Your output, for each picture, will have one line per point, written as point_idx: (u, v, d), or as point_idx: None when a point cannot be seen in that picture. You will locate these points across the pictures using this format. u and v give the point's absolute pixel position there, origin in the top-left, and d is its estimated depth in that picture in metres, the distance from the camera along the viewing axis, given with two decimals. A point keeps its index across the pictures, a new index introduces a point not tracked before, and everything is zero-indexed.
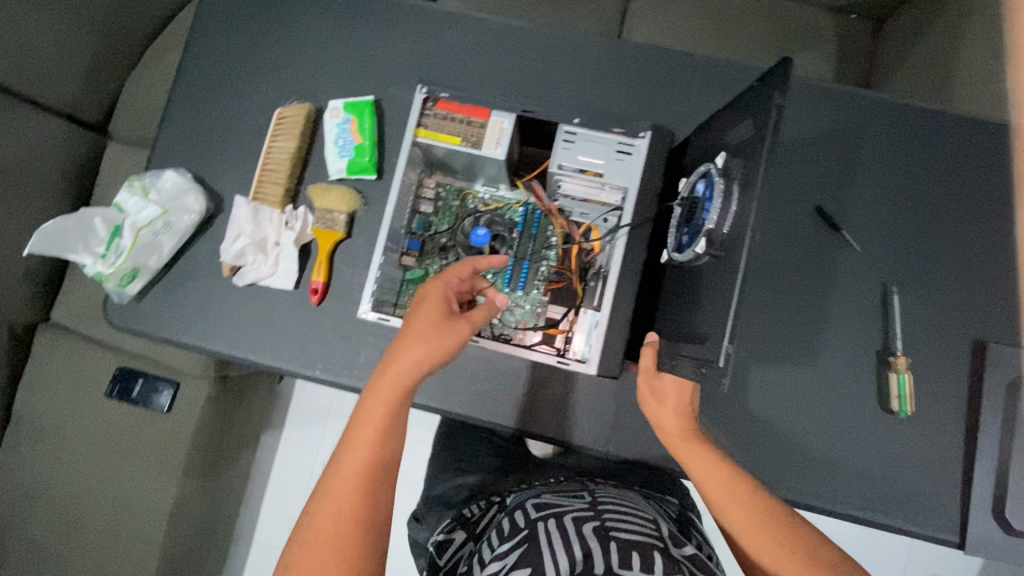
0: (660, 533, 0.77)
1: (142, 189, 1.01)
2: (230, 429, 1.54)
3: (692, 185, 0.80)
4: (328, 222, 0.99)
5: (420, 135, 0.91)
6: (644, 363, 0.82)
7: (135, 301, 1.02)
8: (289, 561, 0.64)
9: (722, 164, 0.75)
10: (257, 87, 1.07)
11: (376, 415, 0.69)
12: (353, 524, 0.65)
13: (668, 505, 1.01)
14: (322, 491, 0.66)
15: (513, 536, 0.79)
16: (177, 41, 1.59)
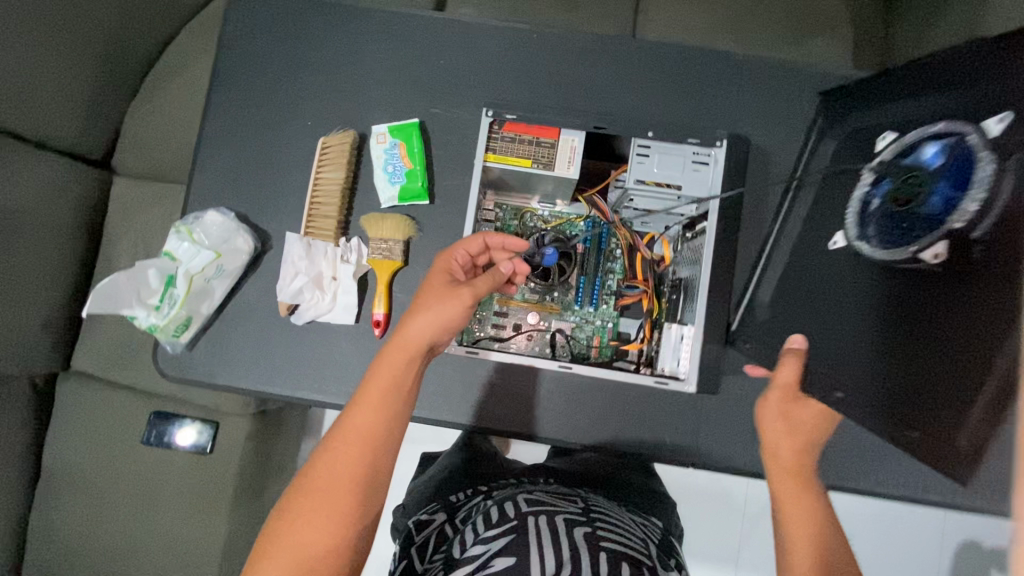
0: (648, 555, 0.76)
1: (188, 233, 0.96)
2: (270, 466, 1.45)
3: (916, 150, 0.68)
4: (385, 252, 0.96)
5: (489, 159, 0.89)
6: (785, 376, 0.80)
7: (189, 350, 0.98)
8: (285, 509, 0.67)
9: (992, 135, 0.59)
10: (296, 116, 1.03)
11: (382, 379, 0.73)
12: (349, 484, 0.68)
13: (653, 526, 0.94)
14: (326, 447, 0.69)
15: (500, 522, 0.76)
16: (183, 63, 1.42)
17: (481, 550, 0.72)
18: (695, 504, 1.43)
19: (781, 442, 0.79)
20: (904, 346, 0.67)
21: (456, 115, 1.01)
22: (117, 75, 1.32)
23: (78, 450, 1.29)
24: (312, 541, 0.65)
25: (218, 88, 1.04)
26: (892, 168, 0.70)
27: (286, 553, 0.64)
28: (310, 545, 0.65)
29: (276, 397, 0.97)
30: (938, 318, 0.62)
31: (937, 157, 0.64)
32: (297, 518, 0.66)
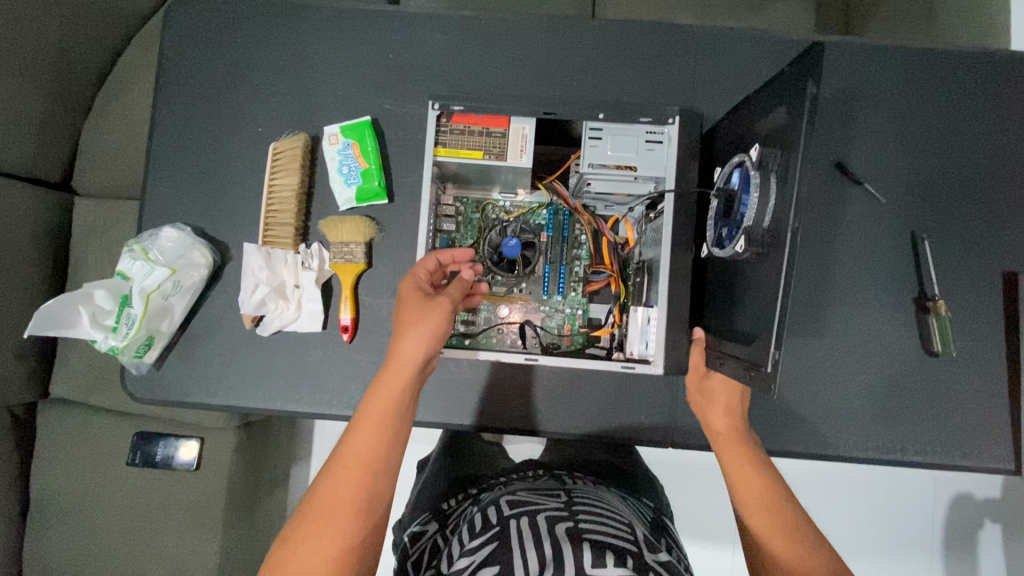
0: (635, 538, 0.73)
1: (143, 252, 0.94)
2: (261, 478, 1.44)
3: (727, 176, 0.79)
4: (346, 255, 0.94)
5: (439, 153, 0.87)
6: (693, 361, 0.84)
7: (155, 369, 0.97)
8: (287, 536, 0.62)
9: (756, 155, 0.72)
10: (246, 123, 1.00)
11: (382, 396, 0.68)
12: (355, 508, 0.63)
13: (643, 507, 0.95)
14: (327, 470, 0.65)
15: (482, 531, 0.76)
16: (132, 73, 1.31)
17: (467, 562, 0.70)
18: (688, 483, 1.42)
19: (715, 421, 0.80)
20: (745, 318, 0.73)
21: (409, 110, 0.98)
22: (66, 90, 1.23)
23: (62, 480, 1.27)
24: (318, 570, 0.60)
25: (163, 101, 1.01)
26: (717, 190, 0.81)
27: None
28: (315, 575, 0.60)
29: (251, 411, 0.96)
30: (751, 298, 0.71)
31: (737, 179, 0.75)
32: (300, 547, 0.61)
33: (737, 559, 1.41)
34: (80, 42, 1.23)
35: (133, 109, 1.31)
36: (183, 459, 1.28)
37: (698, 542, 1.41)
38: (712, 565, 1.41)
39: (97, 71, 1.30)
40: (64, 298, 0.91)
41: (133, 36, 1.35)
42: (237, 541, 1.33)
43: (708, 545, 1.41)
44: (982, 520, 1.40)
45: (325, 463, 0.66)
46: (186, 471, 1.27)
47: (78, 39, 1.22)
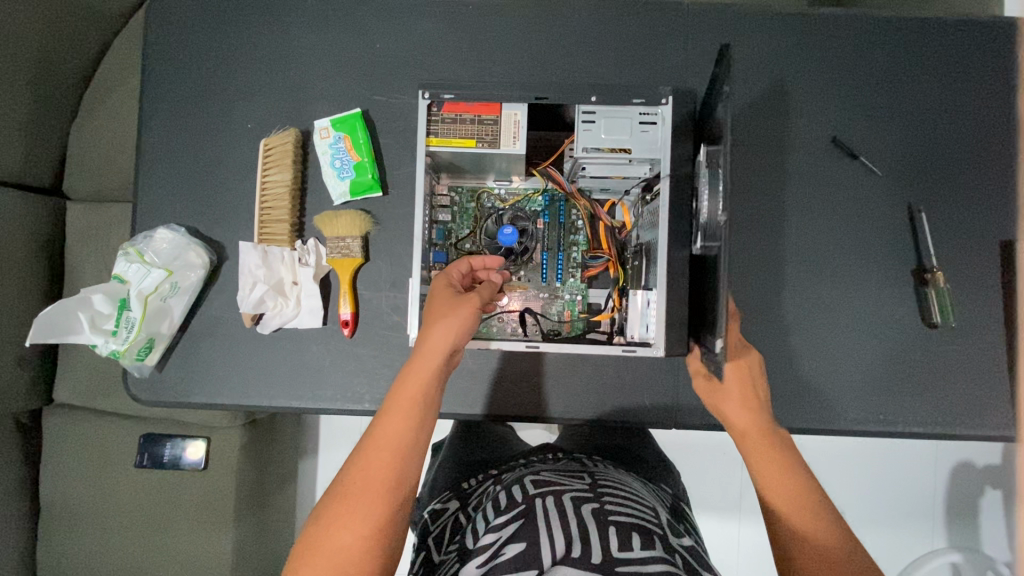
0: (659, 522, 0.74)
1: (139, 254, 0.94)
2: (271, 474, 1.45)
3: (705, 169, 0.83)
4: (343, 250, 0.94)
5: (431, 143, 0.86)
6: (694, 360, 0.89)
7: (157, 371, 0.97)
8: (320, 515, 0.62)
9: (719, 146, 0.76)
10: (235, 120, 0.99)
11: (412, 382, 0.69)
12: (386, 489, 0.62)
13: (663, 492, 0.93)
14: (358, 453, 0.65)
15: (508, 508, 0.76)
16: (117, 74, 1.30)
17: (494, 537, 0.71)
18: (691, 462, 1.43)
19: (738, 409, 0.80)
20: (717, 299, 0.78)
21: (400, 101, 0.97)
22: (52, 92, 1.22)
23: (72, 483, 1.28)
24: (349, 548, 0.60)
25: (151, 101, 1.00)
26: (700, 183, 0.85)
27: (324, 561, 0.59)
28: (346, 553, 0.59)
29: (255, 407, 0.97)
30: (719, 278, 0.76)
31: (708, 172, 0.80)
32: (333, 525, 0.61)
33: (743, 535, 1.42)
34: (62, 44, 1.21)
35: (119, 112, 1.29)
36: (188, 460, 1.29)
37: (704, 520, 1.43)
38: (717, 540, 1.43)
39: (82, 73, 1.29)
40: (60, 305, 0.91)
41: (116, 35, 1.32)
42: (249, 536, 1.34)
43: (713, 521, 1.42)
44: (983, 487, 1.42)
45: (355, 447, 0.66)
46: (194, 471, 1.28)
47: (59, 41, 1.19)
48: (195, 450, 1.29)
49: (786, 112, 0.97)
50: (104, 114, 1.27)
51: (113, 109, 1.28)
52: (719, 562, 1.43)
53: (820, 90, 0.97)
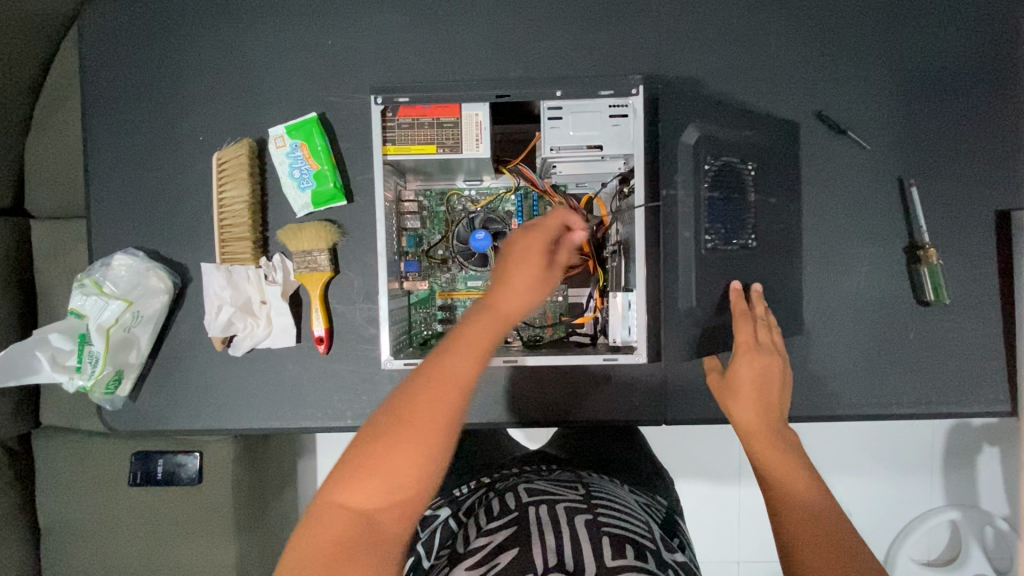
0: (652, 537, 0.72)
1: (95, 286, 0.90)
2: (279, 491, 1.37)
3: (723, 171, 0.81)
4: (310, 264, 0.90)
5: (389, 152, 0.80)
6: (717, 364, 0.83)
7: (131, 401, 0.94)
8: (374, 432, 0.51)
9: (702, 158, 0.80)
10: (186, 133, 0.93)
11: (486, 316, 0.55)
12: (451, 433, 0.51)
13: (657, 505, 0.90)
14: (422, 380, 0.52)
15: (502, 515, 0.74)
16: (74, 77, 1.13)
17: (486, 542, 0.69)
18: (687, 454, 1.35)
19: (750, 400, 0.76)
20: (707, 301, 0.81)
21: (358, 101, 0.91)
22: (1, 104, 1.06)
23: (64, 510, 1.20)
24: (403, 481, 0.50)
25: (97, 118, 0.94)
26: (734, 183, 0.82)
27: (373, 485, 0.50)
28: (401, 482, 0.50)
29: (235, 430, 0.94)
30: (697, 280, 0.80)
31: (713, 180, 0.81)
32: (389, 451, 0.50)
33: (744, 515, 1.36)
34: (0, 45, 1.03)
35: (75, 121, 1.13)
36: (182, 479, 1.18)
37: (708, 504, 1.36)
38: (718, 519, 1.36)
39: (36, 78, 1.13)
40: (18, 347, 0.88)
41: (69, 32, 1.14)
42: (252, 556, 1.25)
43: (718, 508, 1.36)
44: (980, 445, 1.40)
45: (414, 369, 0.53)
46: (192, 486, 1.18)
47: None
48: (191, 466, 1.18)
49: (772, 87, 0.91)
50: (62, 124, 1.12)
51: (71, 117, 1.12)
52: (717, 543, 1.37)
53: (805, 62, 0.91)
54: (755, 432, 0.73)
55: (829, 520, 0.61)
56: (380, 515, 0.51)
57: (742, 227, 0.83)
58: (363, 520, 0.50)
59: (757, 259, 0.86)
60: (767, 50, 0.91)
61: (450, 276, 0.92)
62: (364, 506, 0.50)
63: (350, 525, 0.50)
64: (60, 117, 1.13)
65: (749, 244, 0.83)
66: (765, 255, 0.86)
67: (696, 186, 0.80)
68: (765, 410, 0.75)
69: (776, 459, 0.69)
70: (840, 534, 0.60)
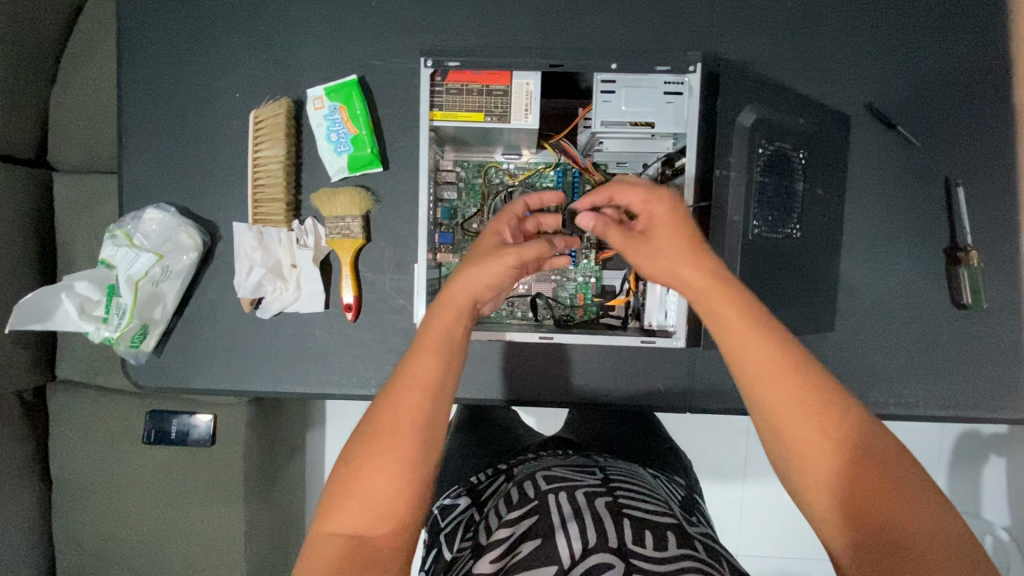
0: (673, 513, 0.70)
1: (126, 238, 0.90)
2: (290, 457, 1.37)
3: (779, 159, 0.82)
4: (342, 230, 0.88)
5: (435, 117, 0.79)
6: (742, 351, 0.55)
7: (154, 357, 0.94)
8: (348, 459, 0.54)
9: (764, 143, 0.81)
10: (222, 89, 0.91)
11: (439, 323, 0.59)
12: (424, 434, 0.54)
13: (675, 483, 0.90)
14: (385, 396, 0.56)
15: (521, 503, 0.70)
16: (104, 21, 1.10)
17: (508, 533, 0.65)
18: (699, 445, 1.34)
19: (744, 336, 0.55)
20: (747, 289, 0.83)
21: (399, 66, 0.89)
22: (25, 48, 1.04)
23: (80, 464, 1.20)
24: (385, 491, 0.52)
25: (131, 68, 0.92)
26: (792, 170, 0.83)
27: (357, 505, 0.52)
28: (382, 495, 0.52)
29: (257, 393, 0.93)
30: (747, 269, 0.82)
31: (772, 166, 0.82)
32: (364, 468, 0.53)
33: (751, 510, 1.36)
34: None
35: (102, 65, 1.10)
36: (195, 438, 1.17)
37: (716, 496, 1.36)
38: (723, 513, 1.36)
39: (62, 25, 1.11)
40: (46, 292, 0.88)
41: None
42: (261, 520, 1.26)
43: (725, 501, 1.36)
44: (987, 454, 1.36)
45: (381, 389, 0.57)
46: (205, 446, 1.17)
47: None
48: (205, 426, 1.17)
49: (824, 75, 0.89)
50: (87, 70, 1.09)
51: (98, 64, 1.10)
52: (721, 536, 1.37)
53: (859, 51, 0.89)
54: (764, 392, 0.53)
55: (871, 490, 0.50)
56: (370, 533, 0.52)
57: (788, 216, 0.84)
58: (354, 541, 0.52)
59: (799, 252, 0.85)
60: (821, 36, 0.88)
61: None
62: (353, 530, 0.52)
63: (343, 548, 0.51)
64: (84, 66, 1.10)
65: (796, 233, 0.84)
66: (803, 248, 0.85)
67: (750, 169, 0.80)
68: (767, 338, 0.55)
69: (795, 424, 0.52)
70: (890, 504, 0.49)
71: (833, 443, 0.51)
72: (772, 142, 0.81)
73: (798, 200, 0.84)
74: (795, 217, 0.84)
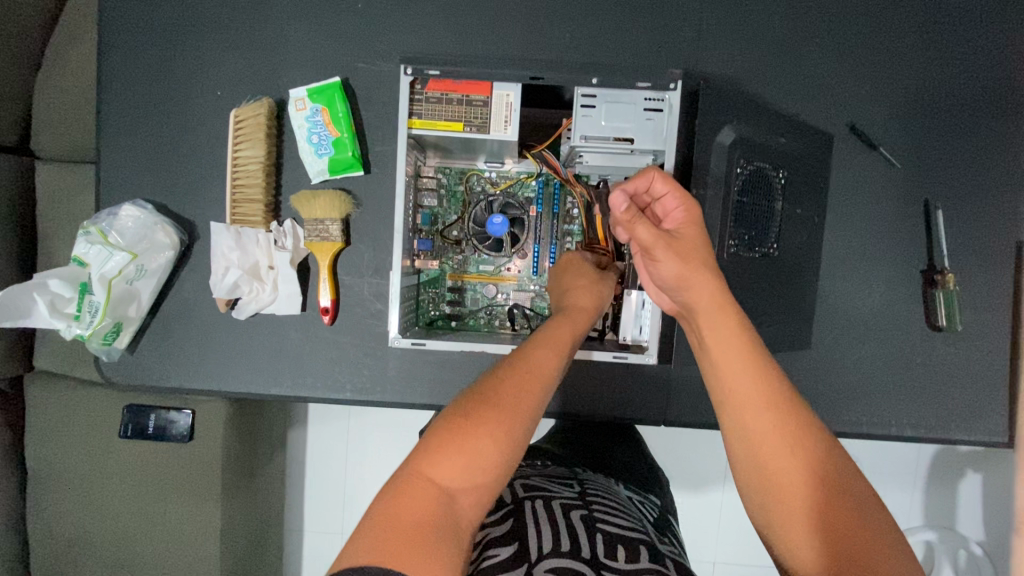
0: (646, 531, 0.69)
1: (100, 235, 0.88)
2: (268, 455, 1.35)
3: (758, 179, 0.82)
4: (321, 233, 0.88)
5: (415, 125, 0.78)
6: (722, 358, 0.58)
7: (127, 354, 0.93)
8: (462, 414, 0.55)
9: (742, 165, 0.81)
10: (205, 86, 0.90)
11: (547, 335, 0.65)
12: (527, 422, 0.57)
13: (650, 504, 0.89)
14: (502, 373, 0.59)
15: (496, 508, 0.69)
16: (90, 9, 1.09)
17: (483, 535, 0.64)
18: (677, 455, 1.35)
19: (728, 346, 0.58)
20: None
21: (383, 70, 0.88)
22: (8, 35, 1.02)
23: (53, 458, 1.19)
24: (487, 458, 0.54)
25: (112, 61, 0.91)
26: (769, 190, 0.83)
27: (460, 462, 0.53)
28: (484, 464, 0.53)
29: (231, 394, 0.93)
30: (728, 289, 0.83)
31: (752, 187, 0.82)
32: (477, 429, 0.54)
33: (726, 521, 1.37)
34: None
35: (87, 54, 1.08)
36: (170, 434, 1.16)
37: (692, 506, 1.36)
38: (698, 523, 1.37)
39: (49, 13, 1.09)
40: (17, 288, 0.87)
41: None
42: (237, 518, 1.25)
43: (700, 511, 1.36)
44: (963, 470, 1.36)
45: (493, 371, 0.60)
46: (179, 442, 1.15)
47: None
48: (180, 423, 1.16)
49: (809, 95, 0.89)
50: (71, 59, 1.08)
51: (82, 53, 1.08)
52: (696, 546, 1.38)
53: (845, 71, 0.89)
54: (742, 401, 0.55)
55: (818, 498, 0.52)
56: (459, 501, 0.52)
57: (766, 236, 0.84)
58: (445, 498, 0.52)
59: (777, 271, 0.85)
60: (807, 55, 0.88)
61: (462, 258, 0.91)
62: (447, 484, 0.52)
63: (432, 503, 0.51)
64: (69, 55, 1.08)
65: (772, 252, 0.85)
66: (781, 267, 0.86)
67: (726, 190, 0.80)
68: (755, 365, 0.57)
69: (770, 442, 0.54)
70: (843, 517, 0.51)
71: (792, 447, 0.53)
72: (750, 163, 0.81)
73: (776, 219, 0.84)
74: (772, 237, 0.84)
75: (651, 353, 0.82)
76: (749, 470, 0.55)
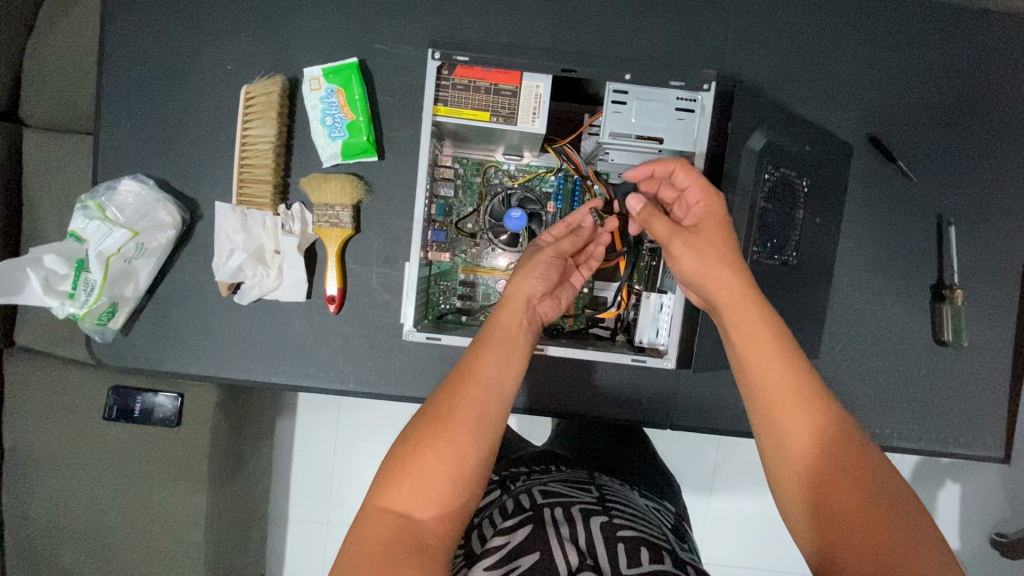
0: (668, 540, 0.68)
1: (98, 210, 0.84)
2: (257, 442, 1.32)
3: (783, 185, 0.82)
4: (331, 219, 0.84)
5: (438, 112, 0.76)
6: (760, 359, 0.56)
7: (122, 336, 0.89)
8: (407, 436, 0.54)
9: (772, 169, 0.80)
10: (213, 59, 0.86)
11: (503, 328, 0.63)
12: (478, 427, 0.55)
13: (664, 509, 0.88)
14: (450, 382, 0.58)
15: (516, 513, 0.67)
16: None
17: (503, 541, 0.61)
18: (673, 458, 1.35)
19: (762, 345, 0.57)
20: None
21: (402, 54, 0.86)
22: None
23: (33, 439, 1.14)
24: (435, 474, 0.52)
25: (115, 28, 0.86)
26: (793, 197, 0.83)
27: (409, 484, 0.52)
28: (433, 480, 0.52)
29: (230, 381, 0.90)
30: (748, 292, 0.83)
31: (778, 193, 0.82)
32: (418, 450, 0.53)
33: (718, 525, 1.37)
34: None
35: (83, 17, 1.03)
36: (157, 418, 1.12)
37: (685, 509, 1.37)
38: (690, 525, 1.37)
39: None
40: (8, 263, 0.82)
41: None
42: (224, 506, 1.21)
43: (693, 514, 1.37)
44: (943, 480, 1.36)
45: (445, 380, 0.58)
46: (167, 427, 1.11)
47: None
48: (169, 407, 1.12)
49: (831, 104, 0.88)
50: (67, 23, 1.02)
51: (79, 17, 1.03)
52: None
53: (868, 82, 0.88)
54: (779, 403, 0.55)
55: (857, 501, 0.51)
56: (422, 517, 0.52)
57: (787, 244, 0.84)
58: (404, 523, 0.51)
59: (793, 279, 0.85)
60: (832, 63, 0.87)
61: (476, 252, 0.88)
62: (401, 509, 0.52)
63: (392, 530, 0.51)
64: (64, 17, 1.03)
65: (790, 260, 0.85)
66: (796, 275, 0.86)
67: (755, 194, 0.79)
68: (790, 365, 0.56)
69: (804, 444, 0.53)
70: (885, 524, 0.50)
71: (827, 449, 0.53)
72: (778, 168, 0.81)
73: (795, 226, 0.84)
74: (792, 245, 0.85)
75: (670, 358, 0.81)
76: (785, 474, 0.54)
